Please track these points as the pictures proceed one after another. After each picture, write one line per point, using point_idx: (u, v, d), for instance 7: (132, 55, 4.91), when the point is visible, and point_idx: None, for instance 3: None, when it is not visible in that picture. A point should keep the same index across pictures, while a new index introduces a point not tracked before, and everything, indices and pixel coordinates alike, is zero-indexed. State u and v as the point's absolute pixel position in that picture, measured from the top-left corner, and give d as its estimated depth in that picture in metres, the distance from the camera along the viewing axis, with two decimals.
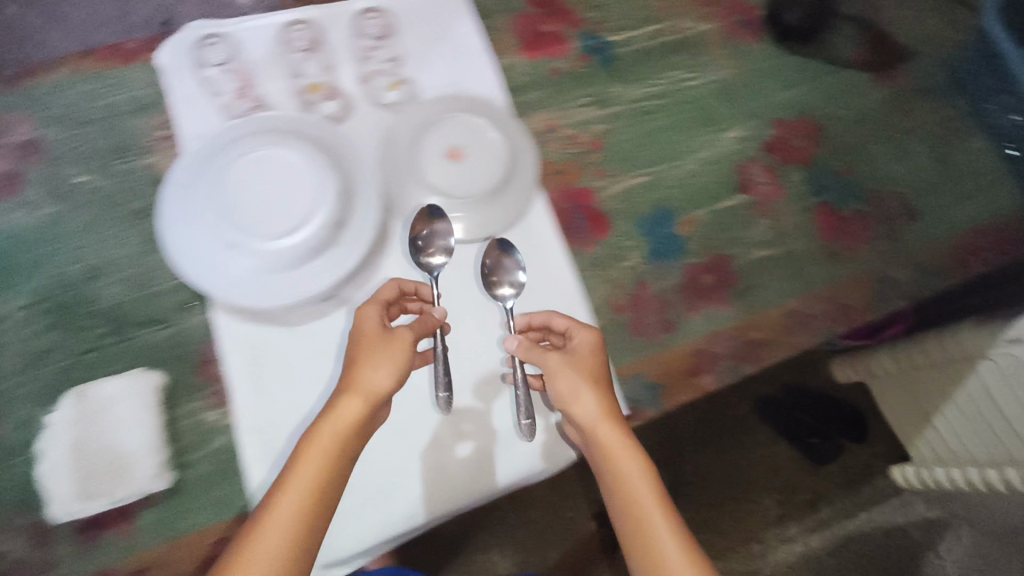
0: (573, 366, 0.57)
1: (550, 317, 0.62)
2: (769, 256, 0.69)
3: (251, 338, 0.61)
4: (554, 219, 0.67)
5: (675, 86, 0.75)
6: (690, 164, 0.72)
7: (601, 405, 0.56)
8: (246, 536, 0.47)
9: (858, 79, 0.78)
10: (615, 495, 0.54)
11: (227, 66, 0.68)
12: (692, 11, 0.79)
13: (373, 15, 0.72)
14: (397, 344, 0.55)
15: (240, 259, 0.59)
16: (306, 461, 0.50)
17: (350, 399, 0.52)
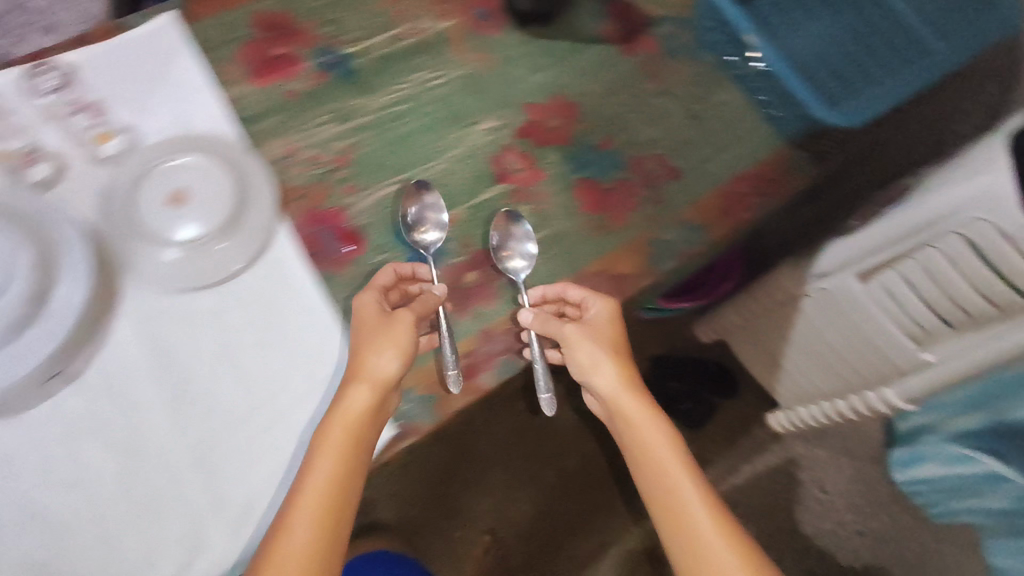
0: (596, 336, 0.65)
1: (563, 288, 0.67)
2: (532, 242, 0.68)
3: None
4: (302, 247, 0.64)
5: (421, 87, 0.73)
6: (442, 165, 0.70)
7: (616, 374, 0.66)
8: (272, 535, 0.54)
9: (606, 52, 0.79)
10: (646, 455, 0.64)
11: None
12: (430, 10, 0.77)
13: (45, 70, 0.66)
14: (400, 326, 0.58)
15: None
16: (323, 454, 0.55)
17: (358, 387, 0.56)
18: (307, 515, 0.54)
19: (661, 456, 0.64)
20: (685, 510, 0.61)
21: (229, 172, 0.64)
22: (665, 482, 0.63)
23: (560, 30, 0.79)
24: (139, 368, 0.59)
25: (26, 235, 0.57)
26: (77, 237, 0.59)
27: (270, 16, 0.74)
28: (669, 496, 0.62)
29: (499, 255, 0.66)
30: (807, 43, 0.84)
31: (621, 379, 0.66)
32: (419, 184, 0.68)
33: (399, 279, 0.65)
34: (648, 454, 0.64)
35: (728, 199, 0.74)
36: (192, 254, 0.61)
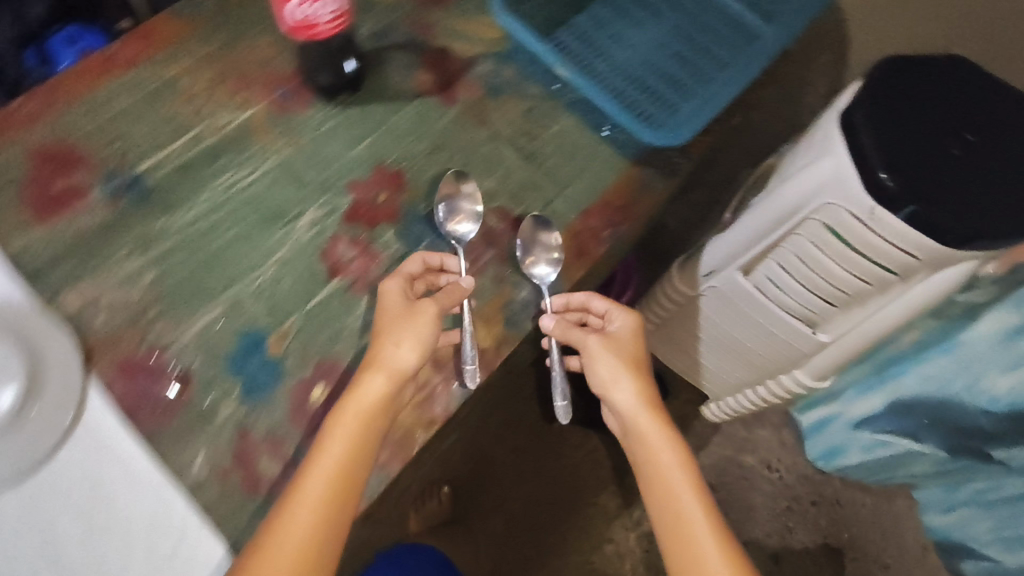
0: (621, 353, 0.67)
1: (587, 300, 0.69)
2: (378, 336, 0.63)
3: None
4: (118, 407, 0.57)
5: (229, 191, 0.67)
6: (266, 272, 0.64)
7: (640, 393, 0.66)
8: (279, 515, 0.53)
9: (425, 107, 0.74)
10: (657, 475, 0.63)
11: None
12: (227, 102, 0.72)
13: None
14: (416, 317, 0.59)
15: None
16: (329, 446, 0.55)
17: (373, 373, 0.57)
18: (310, 508, 0.53)
19: (671, 476, 0.63)
20: (691, 531, 0.60)
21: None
22: (673, 503, 0.62)
23: (372, 94, 0.74)
24: None
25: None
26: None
27: (45, 148, 0.67)
28: (674, 519, 0.61)
29: (524, 262, 0.67)
30: (634, 53, 0.82)
31: (644, 396, 0.66)
32: (457, 172, 0.70)
33: (427, 270, 0.66)
34: (656, 473, 0.63)
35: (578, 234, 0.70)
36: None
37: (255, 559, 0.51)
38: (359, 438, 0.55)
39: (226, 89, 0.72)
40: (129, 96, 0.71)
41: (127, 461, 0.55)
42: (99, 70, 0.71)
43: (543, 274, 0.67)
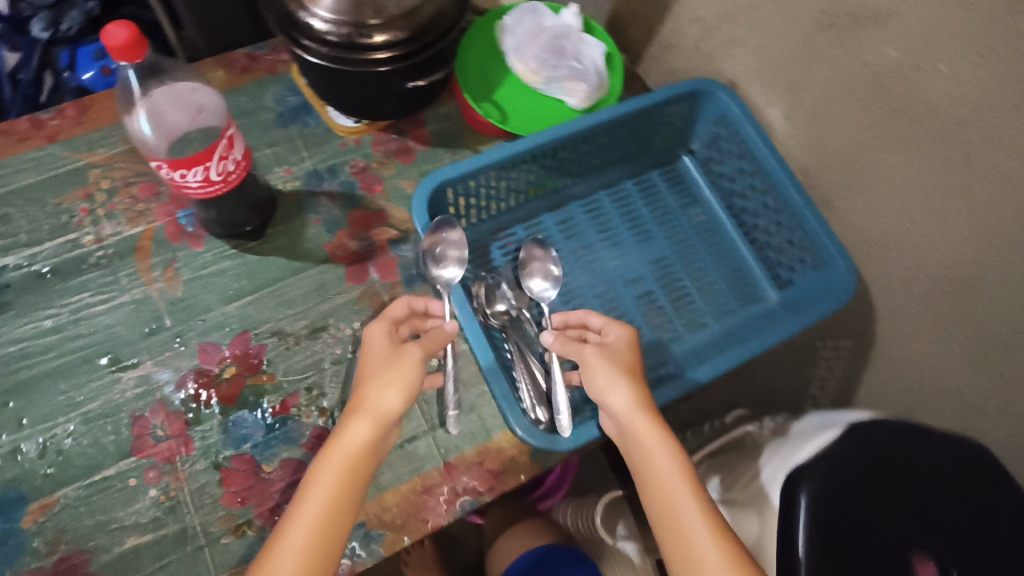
0: (612, 354, 0.52)
1: (585, 316, 0.59)
2: (147, 541, 0.55)
3: None
4: None
5: (73, 316, 0.60)
6: (67, 424, 0.57)
7: (637, 396, 0.50)
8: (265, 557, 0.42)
9: (327, 275, 0.64)
10: (657, 491, 0.46)
11: None
12: (122, 209, 0.64)
13: None
14: (408, 362, 0.50)
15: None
16: (316, 484, 0.45)
17: (359, 421, 0.47)
18: (303, 533, 0.43)
19: (671, 486, 0.46)
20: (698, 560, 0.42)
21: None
22: (676, 525, 0.44)
23: (277, 243, 0.65)
24: None
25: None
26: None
27: None
28: (678, 541, 0.44)
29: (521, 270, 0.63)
30: (593, 276, 0.67)
31: (644, 400, 0.50)
32: (443, 218, 0.60)
33: (412, 314, 0.57)
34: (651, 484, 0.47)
35: (422, 488, 0.59)
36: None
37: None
38: (349, 475, 0.45)
39: (127, 193, 0.65)
40: (26, 173, 0.64)
41: None
42: (13, 137, 0.65)
43: (539, 288, 0.63)
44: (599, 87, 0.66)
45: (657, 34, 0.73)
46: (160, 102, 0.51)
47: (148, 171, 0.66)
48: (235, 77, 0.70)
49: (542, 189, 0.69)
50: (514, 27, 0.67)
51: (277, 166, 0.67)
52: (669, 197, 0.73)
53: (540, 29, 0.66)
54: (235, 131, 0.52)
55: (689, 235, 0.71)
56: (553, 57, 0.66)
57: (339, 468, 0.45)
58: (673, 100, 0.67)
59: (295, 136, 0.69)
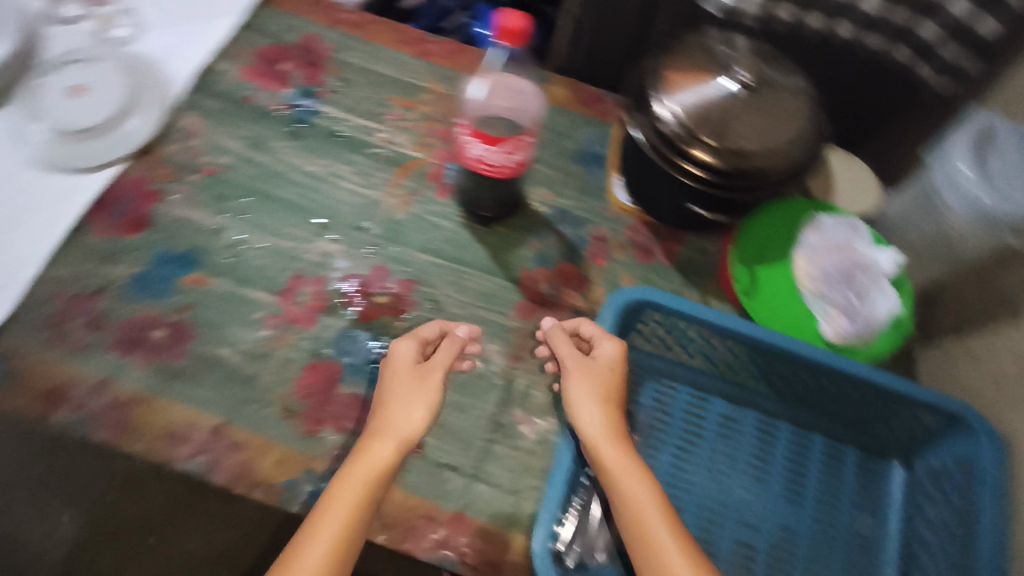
0: (586, 369, 0.54)
1: (578, 322, 0.58)
2: (232, 363, 0.62)
3: None
4: (101, 192, 0.67)
5: (327, 175, 0.71)
6: (260, 242, 0.67)
7: (605, 415, 0.52)
8: (292, 547, 0.44)
9: (506, 292, 0.67)
10: (626, 508, 0.48)
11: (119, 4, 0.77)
12: (418, 133, 0.74)
13: None
14: (432, 385, 0.53)
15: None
16: (332, 512, 0.46)
17: (383, 442, 0.50)
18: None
19: (641, 505, 0.47)
20: None
21: (131, 118, 0.70)
22: (650, 545, 0.46)
23: (493, 238, 0.69)
24: None
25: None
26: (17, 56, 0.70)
27: (312, 40, 0.79)
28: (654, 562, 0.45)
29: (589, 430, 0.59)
30: (711, 487, 0.60)
31: (614, 424, 0.52)
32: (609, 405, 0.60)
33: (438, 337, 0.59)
34: (617, 500, 0.48)
35: (428, 513, 0.57)
36: (54, 138, 0.68)
37: None
38: (363, 509, 0.47)
39: (431, 125, 0.75)
40: (385, 66, 0.78)
41: (49, 222, 0.65)
42: (400, 39, 0.81)
43: None
44: (863, 335, 0.59)
45: (965, 335, 0.63)
46: (496, 88, 0.57)
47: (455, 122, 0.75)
48: (572, 103, 0.77)
49: (731, 374, 0.64)
50: (828, 227, 0.62)
51: (543, 186, 0.72)
52: (849, 487, 0.62)
53: (848, 248, 0.61)
54: (528, 141, 0.58)
55: (836, 535, 0.60)
56: (838, 278, 0.61)
57: (353, 500, 0.46)
58: (929, 406, 0.58)
59: (574, 176, 0.73)
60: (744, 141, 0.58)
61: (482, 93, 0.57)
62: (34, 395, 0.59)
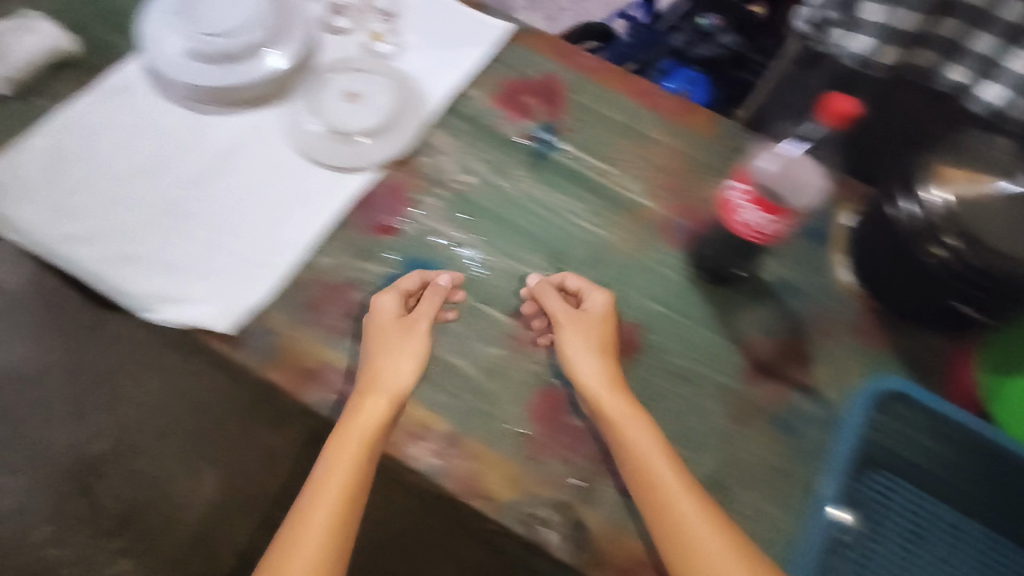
0: (580, 325, 0.65)
1: (564, 276, 0.69)
2: (468, 375, 0.65)
3: (208, 122, 0.74)
4: (361, 194, 0.72)
5: (562, 210, 0.74)
6: (499, 264, 0.70)
7: (600, 367, 0.63)
8: (299, 513, 0.56)
9: (728, 353, 0.68)
10: (653, 495, 0.57)
11: (382, 19, 0.82)
12: (651, 181, 0.76)
13: None
14: (405, 331, 0.63)
15: (167, 34, 0.74)
16: (332, 478, 0.58)
17: (376, 399, 0.60)
18: (330, 504, 0.56)
19: (659, 481, 0.57)
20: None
21: (391, 129, 0.74)
22: (678, 538, 0.55)
23: (717, 297, 0.71)
24: (214, 142, 0.73)
25: (273, 25, 0.74)
26: (303, 57, 0.76)
27: (553, 77, 0.83)
28: (686, 547, 0.55)
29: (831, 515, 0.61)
30: None
31: (612, 374, 0.63)
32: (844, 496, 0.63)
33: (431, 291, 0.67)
34: (640, 488, 0.58)
35: (646, 556, 0.59)
36: (326, 137, 0.73)
37: (284, 556, 0.54)
38: (364, 450, 0.58)
39: (663, 175, 0.77)
40: (621, 111, 0.81)
41: (316, 215, 0.70)
42: (632, 88, 0.83)
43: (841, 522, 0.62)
44: None
45: None
46: (775, 162, 0.59)
47: (685, 178, 0.77)
48: None
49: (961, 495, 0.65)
50: None
51: (772, 255, 0.72)
52: None
53: None
54: (788, 218, 0.57)
55: None
56: None
57: (353, 450, 0.58)
58: None
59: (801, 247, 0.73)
60: (1008, 244, 0.58)
61: (764, 165, 0.59)
62: (289, 372, 0.63)
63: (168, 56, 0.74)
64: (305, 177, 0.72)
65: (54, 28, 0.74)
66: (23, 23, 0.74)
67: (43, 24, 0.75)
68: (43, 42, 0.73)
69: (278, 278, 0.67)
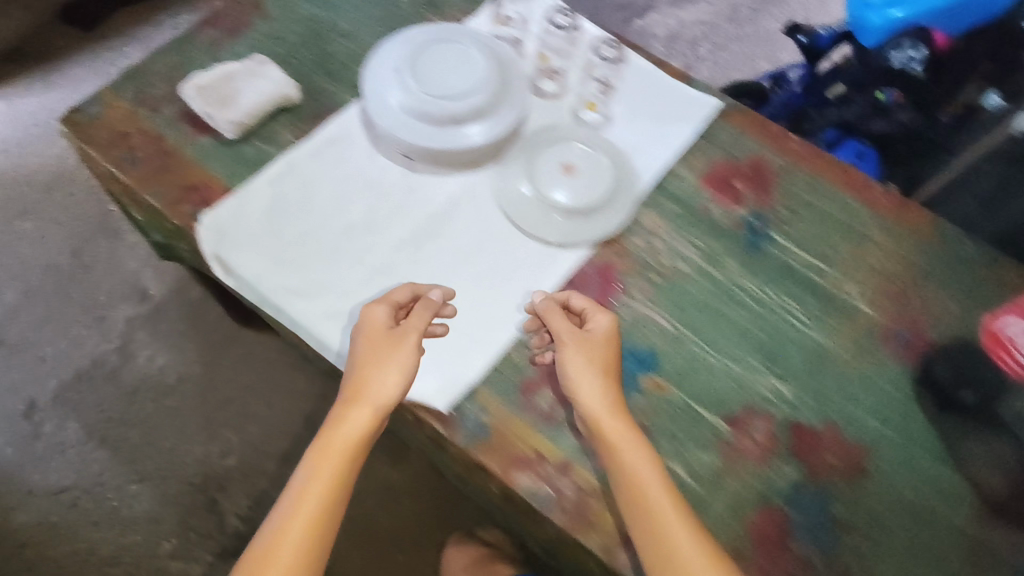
0: (586, 352, 0.60)
1: (570, 294, 0.65)
2: (684, 482, 0.61)
3: (419, 183, 0.74)
4: (572, 272, 0.70)
5: (777, 308, 0.70)
6: (714, 360, 0.66)
7: (599, 389, 0.59)
8: (276, 532, 0.55)
9: (957, 488, 0.63)
10: (638, 516, 0.55)
11: (590, 87, 0.81)
12: (871, 286, 0.72)
13: (612, 49, 0.82)
14: (395, 346, 0.60)
15: (391, 90, 0.74)
16: (314, 487, 0.57)
17: (360, 410, 0.59)
18: (308, 509, 0.56)
19: (648, 509, 0.55)
20: None
21: (607, 204, 0.72)
22: (648, 534, 0.55)
23: (947, 424, 0.65)
24: (427, 203, 0.73)
25: (496, 93, 0.73)
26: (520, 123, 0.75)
27: (761, 162, 0.80)
28: (660, 560, 0.54)
29: None
30: None
31: (610, 399, 0.59)
32: None
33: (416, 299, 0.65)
34: (631, 511, 0.56)
35: None
36: (538, 208, 0.72)
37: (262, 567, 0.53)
38: (349, 458, 0.58)
39: (883, 280, 0.72)
40: (835, 205, 0.77)
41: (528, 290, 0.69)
42: (847, 180, 0.79)
43: None
44: None
45: None
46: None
47: (908, 283, 0.72)
48: None
49: None
50: None
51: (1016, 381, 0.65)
52: None
53: None
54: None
55: None
56: None
57: (337, 458, 0.58)
58: None
59: None
60: None
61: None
62: (502, 458, 0.61)
63: (389, 110, 0.73)
64: (516, 251, 0.71)
65: (281, 75, 0.76)
66: (254, 69, 0.76)
67: (272, 70, 0.76)
68: (269, 88, 0.75)
69: (493, 356, 0.65)
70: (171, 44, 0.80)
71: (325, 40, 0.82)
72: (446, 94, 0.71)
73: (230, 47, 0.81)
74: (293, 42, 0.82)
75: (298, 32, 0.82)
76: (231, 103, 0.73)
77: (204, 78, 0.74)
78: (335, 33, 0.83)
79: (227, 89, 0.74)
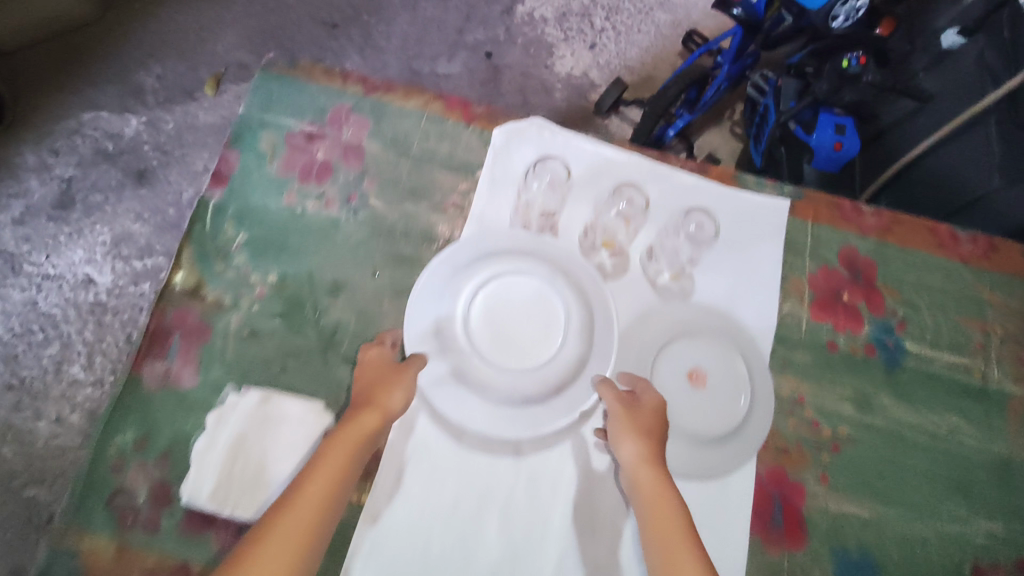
0: (633, 423, 0.54)
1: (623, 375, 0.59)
2: None
3: (536, 467, 0.59)
4: (752, 499, 0.61)
5: (949, 436, 0.65)
6: (925, 530, 0.62)
7: (643, 455, 0.53)
8: (256, 533, 0.44)
9: None
10: (665, 554, 0.48)
11: (660, 248, 0.67)
12: (1010, 364, 0.69)
13: (698, 218, 0.68)
14: (406, 374, 0.55)
15: (469, 378, 0.58)
16: (309, 480, 0.47)
17: (369, 413, 0.52)
18: (302, 512, 0.45)
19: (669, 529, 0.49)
20: None
21: (751, 405, 0.62)
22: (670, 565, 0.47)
23: None
24: (560, 490, 0.59)
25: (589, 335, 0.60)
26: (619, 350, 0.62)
27: (851, 253, 0.71)
28: None
29: None
30: None
31: (652, 457, 0.53)
32: None
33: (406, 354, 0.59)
34: (656, 546, 0.49)
35: None
36: (683, 441, 0.60)
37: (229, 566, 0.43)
38: (355, 453, 0.50)
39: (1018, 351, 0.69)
40: (937, 278, 0.71)
41: (717, 546, 0.59)
42: (936, 242, 0.73)
43: None
44: None
45: None
46: None
47: None
48: None
49: None
50: None
51: None
52: None
53: None
54: None
55: None
56: None
57: (346, 449, 0.50)
58: None
59: None
60: None
61: None
62: None
63: (477, 404, 0.58)
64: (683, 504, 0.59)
65: (298, 404, 0.57)
66: (260, 417, 0.57)
67: (281, 402, 0.57)
68: (292, 431, 0.56)
69: None
70: (114, 414, 0.56)
71: (315, 310, 0.62)
72: (541, 361, 0.59)
73: (198, 378, 0.58)
74: (278, 334, 0.61)
75: (276, 314, 0.61)
76: (261, 482, 0.55)
77: (208, 469, 0.55)
78: (323, 292, 0.62)
79: (242, 467, 0.55)
